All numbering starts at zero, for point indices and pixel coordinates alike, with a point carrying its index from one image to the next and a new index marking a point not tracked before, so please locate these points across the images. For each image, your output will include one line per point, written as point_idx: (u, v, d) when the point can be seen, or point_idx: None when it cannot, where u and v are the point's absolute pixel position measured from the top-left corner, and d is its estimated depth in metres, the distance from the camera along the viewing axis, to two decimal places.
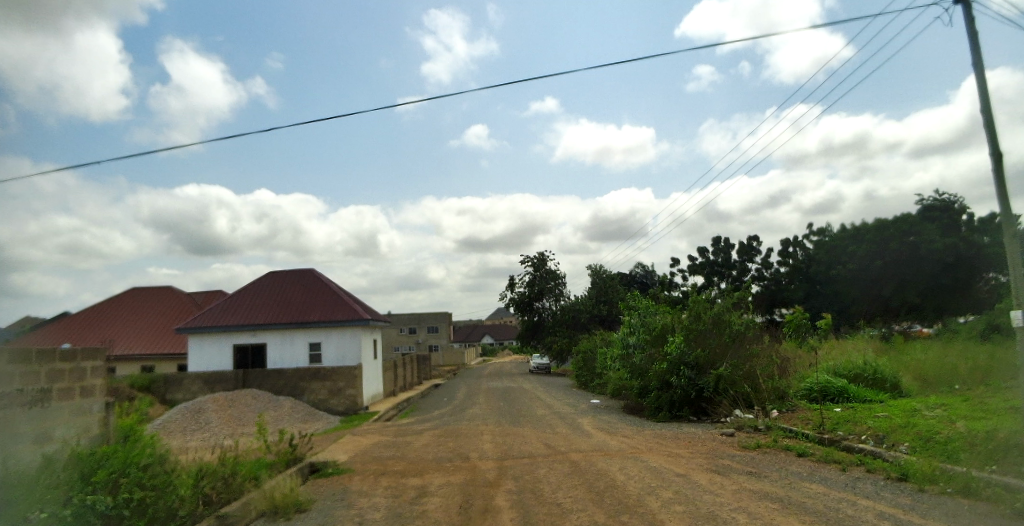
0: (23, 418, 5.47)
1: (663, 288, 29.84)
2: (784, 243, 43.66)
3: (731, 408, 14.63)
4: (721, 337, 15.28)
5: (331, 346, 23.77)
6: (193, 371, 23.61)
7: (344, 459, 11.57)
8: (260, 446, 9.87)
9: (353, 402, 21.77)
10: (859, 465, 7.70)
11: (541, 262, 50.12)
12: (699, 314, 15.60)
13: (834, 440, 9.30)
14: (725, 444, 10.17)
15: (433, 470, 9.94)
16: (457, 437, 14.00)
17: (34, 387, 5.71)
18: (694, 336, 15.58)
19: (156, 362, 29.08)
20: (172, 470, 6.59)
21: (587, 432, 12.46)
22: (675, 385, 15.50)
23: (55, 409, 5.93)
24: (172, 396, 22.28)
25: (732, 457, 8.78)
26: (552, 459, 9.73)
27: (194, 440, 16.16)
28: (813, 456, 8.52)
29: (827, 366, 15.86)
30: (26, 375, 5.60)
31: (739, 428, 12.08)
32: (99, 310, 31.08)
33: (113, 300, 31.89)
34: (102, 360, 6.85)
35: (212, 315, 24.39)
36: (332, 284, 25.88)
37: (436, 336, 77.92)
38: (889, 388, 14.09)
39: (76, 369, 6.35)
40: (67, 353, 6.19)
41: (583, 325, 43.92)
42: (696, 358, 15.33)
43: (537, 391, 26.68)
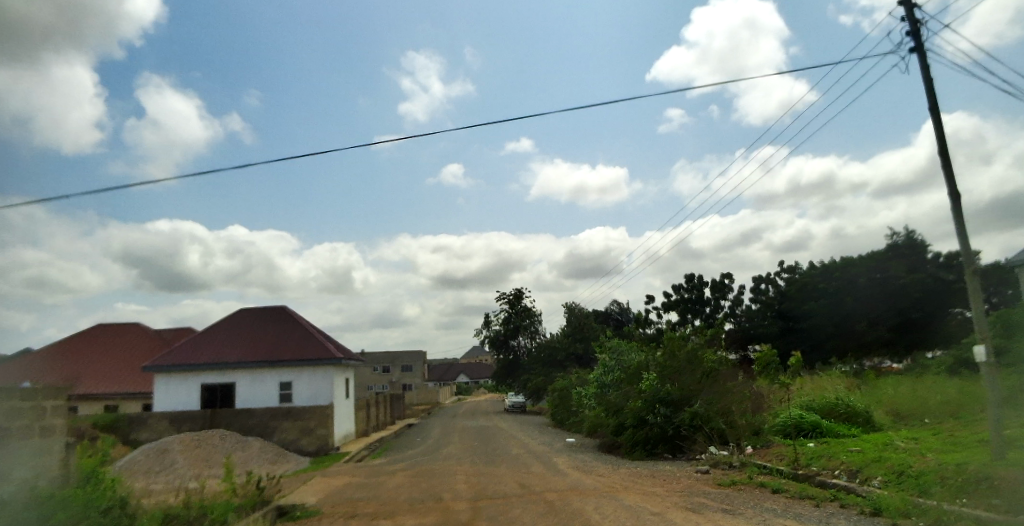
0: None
1: (638, 325, 29.98)
2: (757, 279, 44.43)
3: (706, 445, 14.52)
4: (696, 373, 15.43)
5: (302, 385, 23.14)
6: (156, 411, 22.61)
7: (314, 501, 11.11)
8: (227, 488, 9.40)
9: (325, 442, 21.07)
10: (833, 500, 7.71)
11: (517, 299, 50.11)
12: (674, 351, 15.79)
13: (809, 476, 9.30)
14: (700, 482, 10.06)
15: (405, 511, 9.62)
16: (432, 478, 13.59)
17: None
18: (670, 374, 15.69)
19: (120, 401, 27.87)
20: (135, 515, 6.22)
21: (563, 471, 12.24)
22: (651, 423, 15.38)
23: (12, 448, 5.59)
24: (135, 436, 21.26)
25: (708, 494, 8.70)
26: (527, 499, 9.54)
27: (156, 482, 15.40)
28: (787, 492, 8.50)
29: (801, 402, 16.04)
30: None
31: (714, 465, 11.98)
32: (59, 347, 29.74)
33: (76, 336, 30.61)
34: (64, 398, 6.46)
35: (178, 352, 23.57)
36: (305, 322, 25.36)
37: (411, 375, 76.47)
38: (861, 422, 14.24)
39: (37, 408, 5.99)
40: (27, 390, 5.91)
41: (560, 363, 43.67)
42: (670, 395, 15.34)
43: (513, 431, 26.22)
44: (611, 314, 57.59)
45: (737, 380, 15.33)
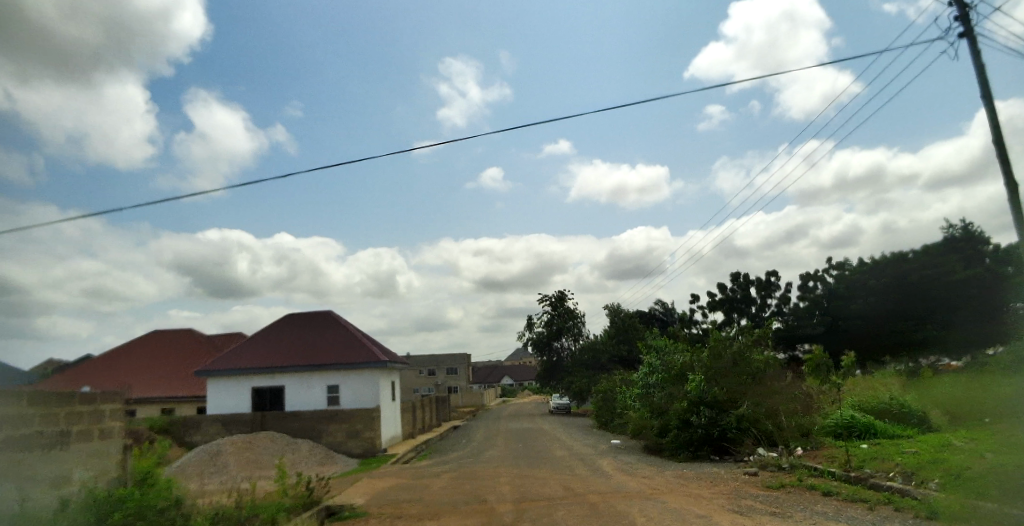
0: (41, 461, 5.60)
1: (682, 325, 29.38)
2: (803, 276, 42.70)
3: (753, 447, 14.13)
4: (742, 375, 15.01)
5: (348, 389, 23.79)
6: (210, 413, 23.63)
7: (362, 503, 11.43)
8: (278, 490, 9.78)
9: (371, 444, 21.59)
10: (887, 503, 7.37)
11: (559, 300, 49.97)
12: (719, 352, 15.42)
13: (861, 478, 8.92)
14: (748, 484, 9.80)
15: (449, 513, 9.78)
16: (475, 481, 13.73)
17: (54, 429, 5.89)
18: (715, 375, 15.36)
19: (176, 404, 29.26)
20: (190, 514, 6.54)
21: (607, 473, 12.15)
22: (695, 424, 15.06)
23: (72, 450, 6.11)
24: (190, 438, 22.30)
25: (757, 497, 8.47)
26: (570, 501, 9.55)
27: (208, 483, 16.10)
28: (839, 495, 8.17)
29: (852, 402, 15.55)
30: (46, 417, 5.80)
31: (763, 467, 11.64)
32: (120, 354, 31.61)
33: (137, 342, 32.41)
34: (122, 402, 7.11)
35: (230, 357, 24.62)
36: (351, 326, 26.06)
37: (456, 377, 77.28)
38: (916, 422, 13.67)
39: (96, 411, 6.59)
40: (86, 395, 6.43)
41: (603, 366, 43.31)
42: (716, 396, 14.95)
43: (556, 432, 26.15)
44: (655, 314, 56.52)
45: (785, 381, 14.93)
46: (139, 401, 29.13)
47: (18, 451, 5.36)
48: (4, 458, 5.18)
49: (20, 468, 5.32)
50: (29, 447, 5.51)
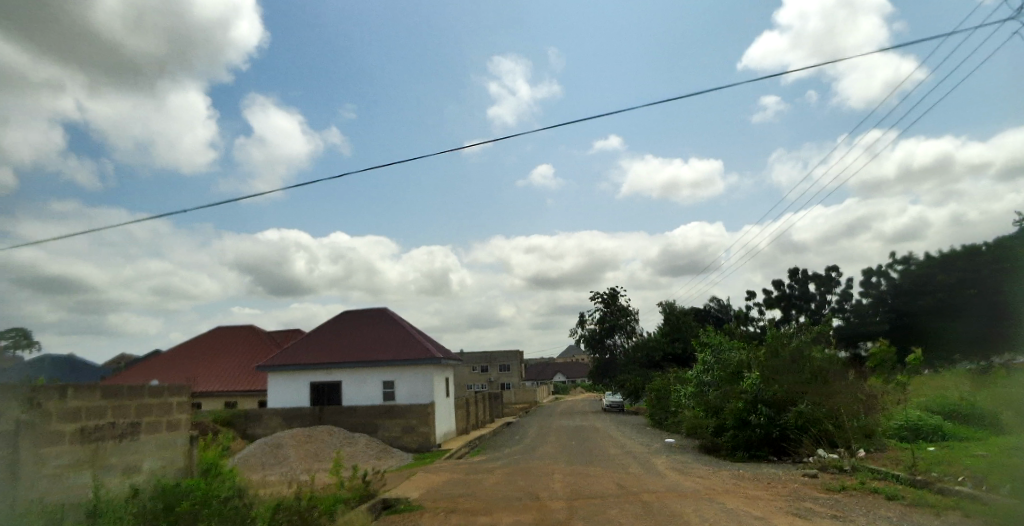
0: (114, 452, 6.18)
1: (738, 323, 28.44)
2: (866, 272, 40.27)
3: (812, 448, 13.51)
4: (802, 374, 14.44)
5: (404, 385, 24.45)
6: (272, 407, 24.82)
7: (416, 496, 11.78)
8: (335, 483, 10.26)
9: (425, 439, 22.15)
10: (955, 509, 6.93)
11: (612, 297, 49.35)
12: (776, 350, 14.89)
13: (927, 482, 8.40)
14: (807, 486, 9.43)
15: (502, 509, 9.92)
16: (528, 477, 13.85)
17: (126, 421, 6.46)
18: (773, 373, 14.86)
19: (238, 398, 30.89)
20: (251, 505, 7.01)
21: (660, 472, 11.96)
22: (753, 424, 14.55)
23: (144, 442, 6.70)
24: (252, 431, 23.49)
25: (817, 500, 8.15)
26: (624, 500, 9.48)
27: (271, 474, 17.03)
28: (903, 499, 7.74)
29: (918, 403, 14.84)
30: (118, 409, 6.34)
31: (823, 469, 11.14)
32: (190, 350, 33.87)
33: (204, 338, 34.52)
34: (188, 396, 7.64)
35: (292, 353, 25.79)
36: (407, 323, 26.78)
37: (509, 374, 77.80)
38: (990, 424, 12.87)
39: (164, 404, 7.17)
40: (156, 389, 7.01)
41: (657, 364, 42.56)
42: (774, 395, 14.39)
43: (610, 430, 25.91)
44: (710, 312, 54.85)
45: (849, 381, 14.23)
46: (205, 394, 30.99)
47: (96, 442, 5.90)
48: (84, 449, 5.70)
49: (96, 458, 5.87)
50: (105, 438, 6.07)
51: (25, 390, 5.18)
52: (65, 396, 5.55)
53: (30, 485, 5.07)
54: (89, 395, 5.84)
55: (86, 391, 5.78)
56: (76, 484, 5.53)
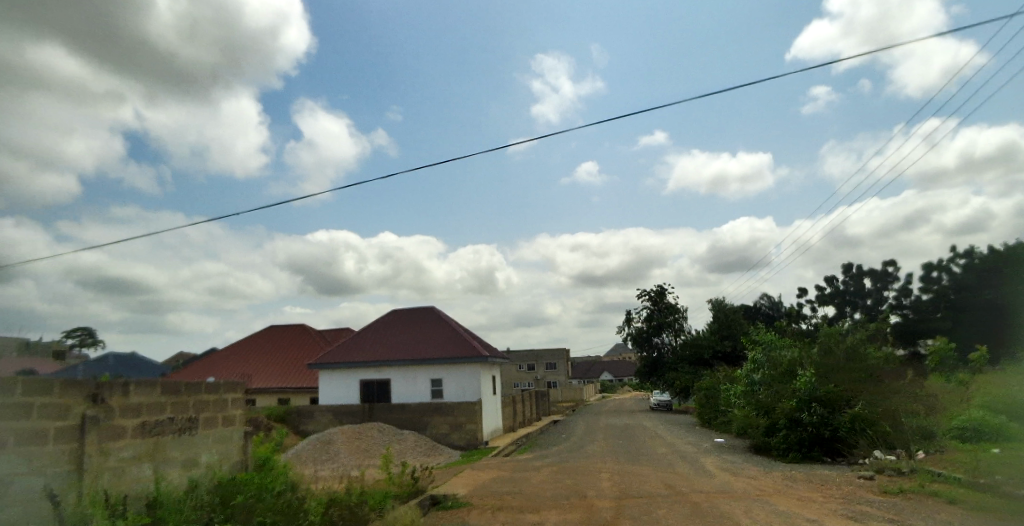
0: (173, 446, 6.62)
1: (790, 321, 27.36)
2: (926, 267, 37.88)
3: (869, 449, 13.01)
4: (857, 373, 13.91)
5: (451, 383, 24.88)
6: (323, 404, 25.66)
7: (464, 493, 11.98)
8: (385, 479, 10.59)
9: (473, 436, 22.47)
10: (1019, 515, 6.50)
11: (659, 295, 48.50)
12: (830, 347, 14.34)
13: (989, 486, 7.91)
14: (862, 488, 9.06)
15: (549, 507, 10.00)
16: (575, 475, 13.85)
17: (184, 416, 6.91)
18: (827, 371, 14.29)
19: (291, 395, 32.08)
20: (303, 497, 7.43)
21: (709, 472, 11.71)
22: (805, 423, 13.94)
23: (200, 436, 7.16)
24: (304, 427, 24.35)
25: (871, 503, 7.82)
26: (672, 500, 9.37)
27: (325, 469, 17.71)
28: (964, 503, 7.32)
29: (981, 398, 13.92)
30: (178, 405, 6.79)
31: (879, 471, 10.64)
32: (247, 350, 35.46)
33: (259, 338, 36.07)
34: (242, 392, 8.19)
35: (343, 352, 26.61)
36: (454, 322, 27.25)
37: (555, 372, 77.70)
38: None
39: (220, 400, 7.67)
40: (211, 386, 7.49)
41: (706, 362, 41.45)
42: (829, 394, 13.78)
43: (657, 429, 25.56)
44: (761, 309, 52.96)
45: (905, 381, 13.89)
46: (259, 391, 32.29)
47: (157, 436, 6.32)
48: (145, 441, 6.10)
49: (157, 450, 6.28)
50: (165, 432, 6.50)
51: (90, 385, 5.50)
52: (127, 391, 5.90)
53: (97, 475, 5.38)
54: (150, 391, 6.26)
55: (147, 387, 6.19)
56: (139, 476, 5.94)
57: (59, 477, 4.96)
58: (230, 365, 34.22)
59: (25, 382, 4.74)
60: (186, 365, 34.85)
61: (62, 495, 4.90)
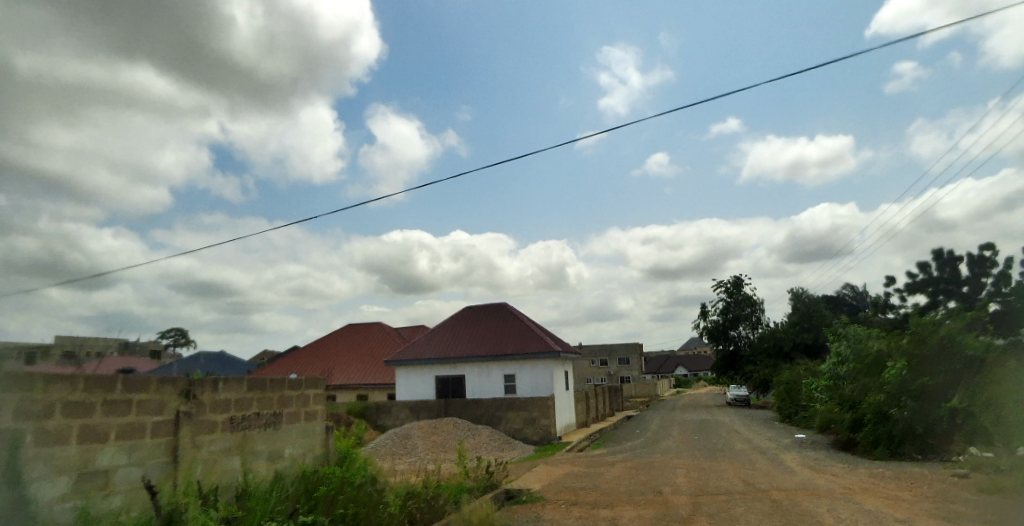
0: (259, 440, 7.26)
1: (876, 312, 25.38)
2: None
3: (964, 446, 12.17)
4: (954, 364, 12.64)
5: (524, 378, 25.24)
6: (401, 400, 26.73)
7: (538, 488, 12.19)
8: (461, 473, 11.01)
9: (547, 432, 22.71)
10: None
11: (735, 286, 46.55)
12: (922, 338, 13.18)
13: None
14: (957, 487, 8.44)
15: (623, 502, 9.99)
16: (650, 471, 13.71)
17: (270, 411, 7.57)
18: (920, 364, 13.18)
19: (370, 390, 33.63)
20: (382, 489, 7.94)
21: (791, 470, 11.26)
22: (896, 418, 13.45)
23: (284, 430, 7.81)
24: (383, 421, 25.48)
25: (966, 503, 7.29)
26: (752, 497, 9.09)
27: (403, 462, 18.57)
28: None
29: None
30: (263, 400, 7.45)
31: (978, 469, 9.84)
32: (328, 348, 37.51)
33: (339, 338, 38.11)
34: (323, 388, 8.81)
35: (417, 349, 27.63)
36: (523, 318, 27.61)
37: (629, 367, 76.53)
38: None
39: (303, 395, 8.33)
40: (294, 383, 8.14)
41: (786, 356, 39.46)
42: (922, 387, 12.91)
43: (735, 425, 24.69)
44: (843, 299, 49.20)
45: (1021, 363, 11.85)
46: (340, 386, 34.05)
47: (244, 430, 6.96)
48: (233, 435, 6.75)
49: (244, 444, 6.94)
50: (252, 426, 7.14)
51: (183, 383, 6.12)
52: (216, 388, 6.55)
53: (191, 466, 6.03)
54: (237, 388, 6.91)
55: (234, 384, 6.82)
56: (228, 467, 6.61)
57: (158, 468, 5.60)
58: (314, 363, 36.35)
59: (127, 380, 5.30)
60: (274, 362, 37.31)
61: (159, 485, 5.52)
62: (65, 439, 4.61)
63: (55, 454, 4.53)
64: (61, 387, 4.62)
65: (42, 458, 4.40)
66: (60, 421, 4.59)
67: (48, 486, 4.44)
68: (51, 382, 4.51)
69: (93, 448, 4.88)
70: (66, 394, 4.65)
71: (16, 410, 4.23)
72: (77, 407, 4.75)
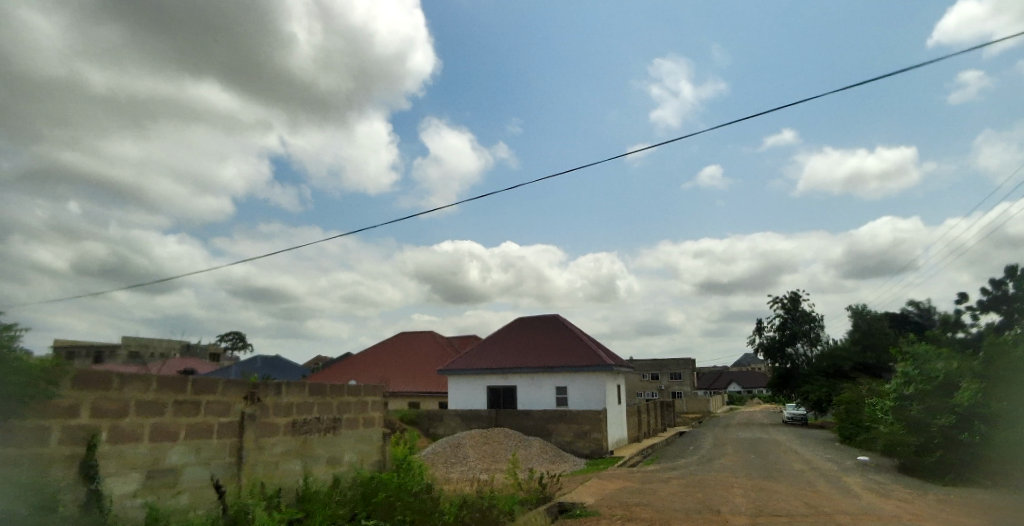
0: (319, 443, 7.64)
1: (946, 329, 23.74)
2: None
3: None
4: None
5: (576, 391, 25.11)
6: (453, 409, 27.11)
7: (591, 502, 12.14)
8: (513, 483, 11.15)
9: (598, 445, 22.48)
10: None
11: (792, 301, 44.70)
12: (995, 360, 12.33)
13: None
14: None
15: (680, 520, 9.82)
16: (705, 489, 13.42)
17: (330, 415, 7.96)
18: (992, 387, 12.34)
19: (422, 398, 34.23)
20: (437, 498, 8.16)
21: (854, 493, 10.76)
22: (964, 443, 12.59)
23: (343, 436, 8.19)
24: (434, 430, 25.92)
25: None
26: (813, 520, 8.77)
27: (456, 472, 18.83)
28: None
29: None
30: (324, 405, 7.85)
31: None
32: (382, 357, 38.43)
33: (393, 347, 39.10)
34: (380, 395, 9.13)
35: (468, 359, 28.06)
36: (576, 330, 27.56)
37: (680, 382, 74.53)
38: None
39: (361, 402, 8.71)
40: (353, 389, 8.50)
41: (847, 375, 37.55)
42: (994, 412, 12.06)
43: (793, 444, 23.71)
44: (907, 317, 46.12)
45: None
46: (394, 395, 34.72)
47: (304, 434, 7.35)
48: (294, 439, 7.14)
49: (304, 447, 7.32)
50: (313, 431, 7.53)
51: (247, 387, 6.53)
52: (279, 392, 6.98)
53: (254, 466, 6.45)
54: (298, 392, 7.32)
55: (296, 388, 7.25)
56: (288, 470, 6.99)
57: (224, 467, 6.03)
58: (368, 370, 37.39)
59: (196, 382, 5.75)
60: (330, 370, 38.60)
61: (224, 484, 5.95)
62: (136, 437, 5.03)
63: (129, 452, 4.95)
64: (134, 386, 5.04)
65: (116, 456, 4.82)
66: (133, 420, 5.01)
67: (122, 482, 4.87)
68: (124, 382, 4.93)
69: (163, 446, 5.31)
70: (139, 394, 5.08)
71: (94, 409, 4.64)
72: (147, 407, 5.16)
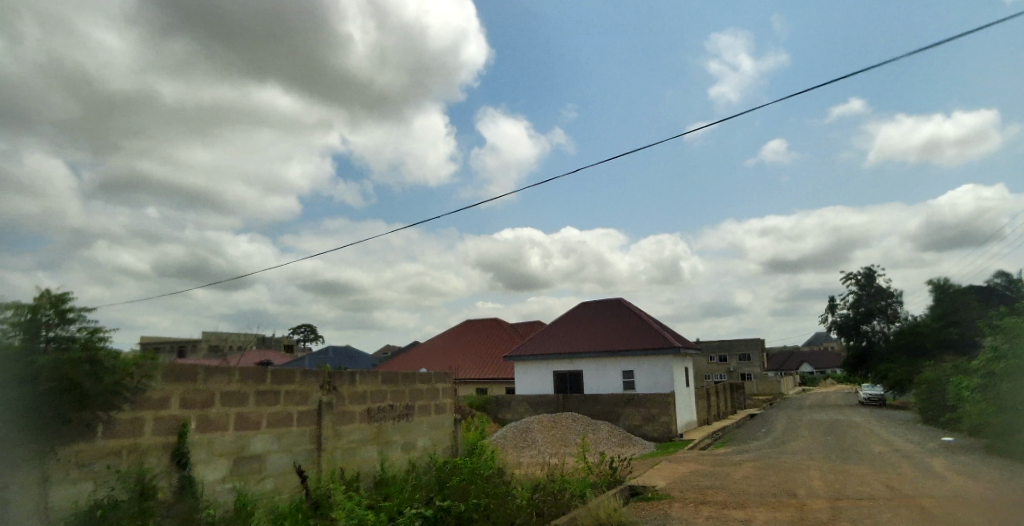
0: (394, 430, 8.02)
1: None
2: None
3: None
4: None
5: (644, 375, 24.89)
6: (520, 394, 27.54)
7: (661, 485, 12.06)
8: (583, 468, 11.26)
9: (667, 429, 22.27)
10: None
11: (868, 277, 42.28)
12: None
13: None
14: None
15: (755, 504, 9.62)
16: (782, 471, 13.09)
17: (402, 403, 8.32)
18: None
19: (490, 384, 34.91)
20: (510, 482, 8.37)
21: (938, 475, 10.21)
22: None
23: (416, 422, 8.55)
24: (502, 415, 26.44)
25: None
26: (896, 504, 8.39)
27: (526, 455, 19.19)
28: None
29: None
30: (396, 393, 8.21)
31: None
32: (451, 345, 39.38)
33: (461, 335, 40.00)
34: (449, 382, 9.45)
35: (533, 344, 28.39)
36: (642, 314, 27.22)
37: (749, 364, 72.28)
38: None
39: (432, 389, 9.04)
40: (423, 376, 8.85)
41: (928, 353, 35.45)
42: None
43: (868, 425, 22.67)
44: (993, 290, 42.83)
45: None
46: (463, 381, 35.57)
47: (378, 421, 7.72)
48: (369, 426, 7.52)
49: (379, 435, 7.69)
50: (386, 418, 7.89)
51: (324, 377, 6.93)
52: (353, 381, 7.35)
53: (333, 453, 6.86)
54: (372, 381, 7.69)
55: (369, 378, 7.63)
56: (365, 456, 7.39)
57: (305, 454, 6.46)
58: (437, 358, 38.47)
59: (274, 373, 6.17)
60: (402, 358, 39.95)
61: (305, 470, 6.38)
62: (223, 426, 5.48)
63: (216, 441, 5.40)
64: (218, 379, 5.48)
65: (205, 443, 5.27)
66: (219, 410, 5.46)
67: (211, 469, 5.32)
68: (208, 375, 5.37)
69: (248, 433, 5.76)
70: (223, 386, 5.52)
71: (183, 401, 5.09)
72: (231, 398, 5.60)
